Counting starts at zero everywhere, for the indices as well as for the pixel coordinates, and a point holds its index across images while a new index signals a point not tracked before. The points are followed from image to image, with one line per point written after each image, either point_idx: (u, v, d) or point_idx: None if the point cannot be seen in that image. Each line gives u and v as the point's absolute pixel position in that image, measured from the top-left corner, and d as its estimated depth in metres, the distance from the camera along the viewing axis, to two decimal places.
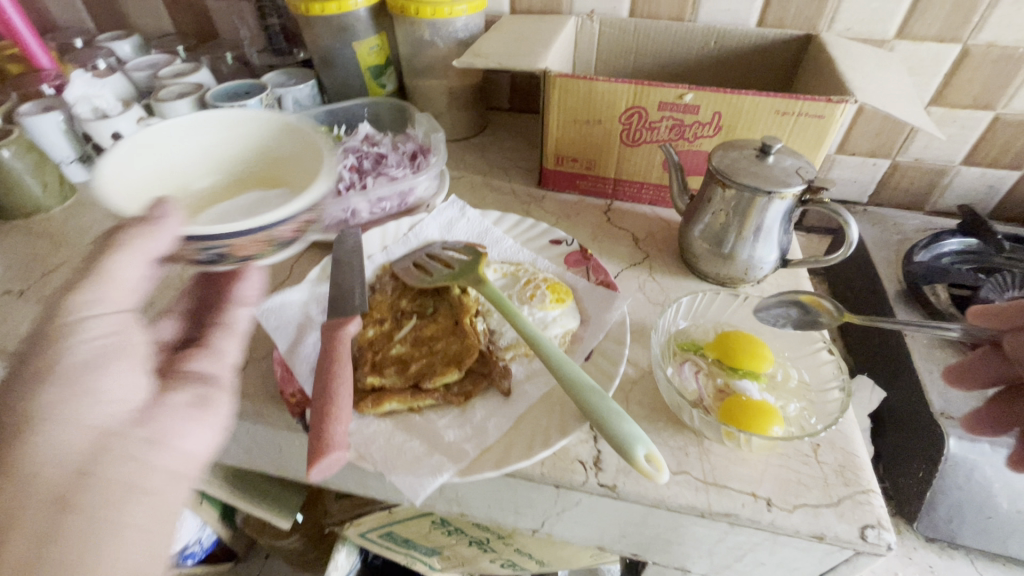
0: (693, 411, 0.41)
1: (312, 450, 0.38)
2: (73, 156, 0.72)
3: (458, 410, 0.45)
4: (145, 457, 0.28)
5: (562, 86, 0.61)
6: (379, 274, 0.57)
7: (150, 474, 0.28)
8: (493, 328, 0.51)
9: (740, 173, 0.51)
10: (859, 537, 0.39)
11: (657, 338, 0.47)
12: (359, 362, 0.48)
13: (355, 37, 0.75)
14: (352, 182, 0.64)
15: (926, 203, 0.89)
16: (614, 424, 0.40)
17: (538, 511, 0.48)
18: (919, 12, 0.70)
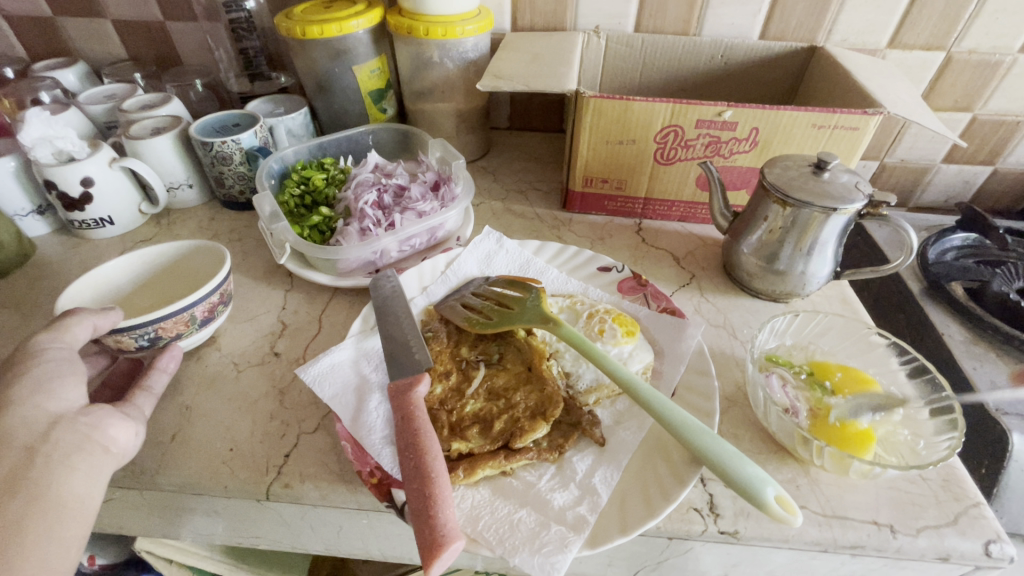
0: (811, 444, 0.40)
1: (425, 545, 0.33)
2: (28, 208, 0.63)
3: (555, 468, 0.41)
4: (89, 430, 0.36)
5: (596, 107, 0.59)
6: (426, 320, 0.52)
7: (90, 443, 0.36)
8: (569, 370, 0.48)
9: (799, 189, 0.50)
10: (984, 554, 0.38)
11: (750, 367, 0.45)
12: (435, 426, 0.43)
13: (355, 59, 0.70)
14: (376, 219, 0.59)
15: (909, 199, 0.94)
16: (735, 468, 0.37)
17: (636, 563, 0.45)
18: (909, 23, 0.73)
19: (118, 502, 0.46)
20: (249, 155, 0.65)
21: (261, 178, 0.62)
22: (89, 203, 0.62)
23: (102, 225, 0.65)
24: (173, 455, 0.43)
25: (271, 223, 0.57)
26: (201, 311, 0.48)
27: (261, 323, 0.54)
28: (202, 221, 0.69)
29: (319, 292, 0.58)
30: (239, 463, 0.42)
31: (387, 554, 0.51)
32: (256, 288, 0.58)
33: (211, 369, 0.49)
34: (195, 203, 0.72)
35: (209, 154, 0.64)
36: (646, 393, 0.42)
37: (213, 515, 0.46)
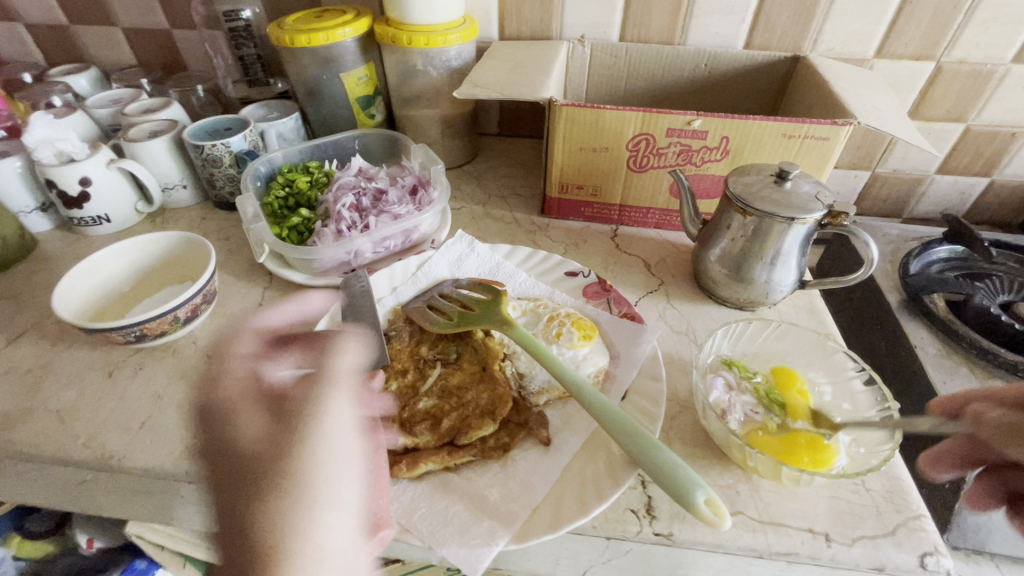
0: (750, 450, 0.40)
1: (355, 531, 0.35)
2: (32, 205, 0.67)
3: (498, 465, 0.42)
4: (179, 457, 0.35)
5: (568, 115, 0.60)
6: (392, 319, 0.54)
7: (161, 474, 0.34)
8: (523, 371, 0.49)
9: (759, 197, 0.51)
10: (919, 566, 0.39)
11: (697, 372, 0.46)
12: (386, 420, 0.44)
13: (343, 66, 0.72)
14: (353, 221, 0.61)
15: (903, 210, 0.93)
16: (664, 468, 0.38)
17: (581, 563, 0.46)
18: (897, 33, 0.73)
19: (93, 484, 0.49)
20: (238, 158, 0.68)
21: (246, 180, 0.65)
22: (87, 202, 0.65)
23: (99, 222, 0.68)
24: (140, 440, 0.45)
25: (251, 222, 0.59)
26: (184, 312, 0.51)
27: (236, 319, 0.56)
28: (195, 220, 0.73)
29: (295, 290, 0.61)
30: (200, 450, 0.45)
31: None
32: (237, 284, 0.61)
33: (186, 362, 0.52)
34: (190, 203, 0.76)
35: (200, 157, 0.67)
36: (590, 395, 0.43)
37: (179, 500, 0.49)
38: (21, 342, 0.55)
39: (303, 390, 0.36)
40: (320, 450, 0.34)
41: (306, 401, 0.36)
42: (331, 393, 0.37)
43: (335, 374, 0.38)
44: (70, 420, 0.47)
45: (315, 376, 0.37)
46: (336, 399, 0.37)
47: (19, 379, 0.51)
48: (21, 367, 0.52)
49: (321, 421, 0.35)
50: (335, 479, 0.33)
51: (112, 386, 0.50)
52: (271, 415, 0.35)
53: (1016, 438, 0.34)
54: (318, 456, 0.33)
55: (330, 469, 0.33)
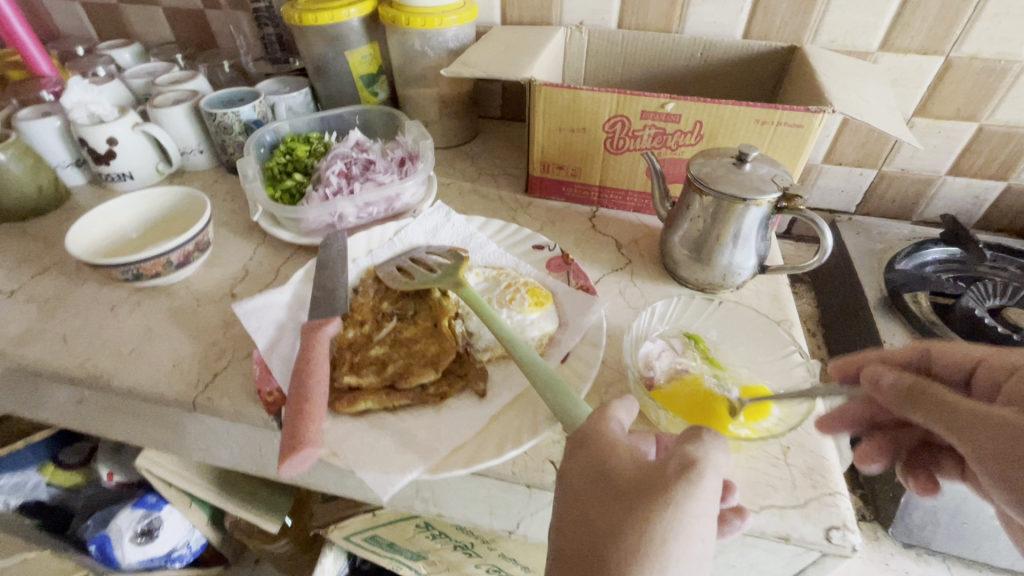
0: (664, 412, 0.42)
1: (286, 446, 0.39)
2: (68, 160, 0.74)
3: (433, 410, 0.45)
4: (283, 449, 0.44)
5: (547, 95, 0.62)
6: (362, 277, 0.58)
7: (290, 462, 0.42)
8: (472, 330, 0.52)
9: (717, 175, 0.52)
10: (824, 538, 0.39)
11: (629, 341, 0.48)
12: (339, 362, 0.48)
13: (349, 45, 0.77)
14: (340, 186, 0.65)
15: (913, 213, 0.90)
16: (573, 416, 0.40)
17: (512, 512, 0.49)
18: (901, 26, 0.71)
19: (92, 402, 0.55)
20: (247, 126, 0.74)
21: (251, 145, 0.71)
22: (113, 159, 0.72)
23: (123, 179, 0.75)
24: (129, 365, 0.51)
25: (248, 183, 0.65)
26: (176, 256, 0.57)
27: (228, 269, 0.62)
28: (208, 182, 0.79)
29: (285, 249, 0.66)
30: (177, 376, 0.50)
31: (308, 480, 0.57)
32: (234, 240, 0.67)
33: (178, 302, 0.58)
34: (207, 167, 0.83)
35: (213, 124, 0.73)
36: (525, 353, 0.46)
37: (162, 424, 0.55)
38: (44, 277, 0.62)
39: (676, 473, 0.32)
40: (672, 551, 0.30)
41: (677, 489, 0.31)
42: (702, 486, 0.31)
43: (712, 469, 0.32)
44: (74, 343, 0.54)
45: (693, 465, 0.32)
46: (706, 492, 0.31)
47: (38, 307, 0.58)
48: (41, 298, 0.59)
49: (692, 505, 0.31)
50: (685, 565, 0.30)
51: (113, 319, 0.56)
52: (587, 458, 0.36)
53: (906, 401, 0.34)
54: (666, 556, 0.30)
55: (671, 566, 0.30)
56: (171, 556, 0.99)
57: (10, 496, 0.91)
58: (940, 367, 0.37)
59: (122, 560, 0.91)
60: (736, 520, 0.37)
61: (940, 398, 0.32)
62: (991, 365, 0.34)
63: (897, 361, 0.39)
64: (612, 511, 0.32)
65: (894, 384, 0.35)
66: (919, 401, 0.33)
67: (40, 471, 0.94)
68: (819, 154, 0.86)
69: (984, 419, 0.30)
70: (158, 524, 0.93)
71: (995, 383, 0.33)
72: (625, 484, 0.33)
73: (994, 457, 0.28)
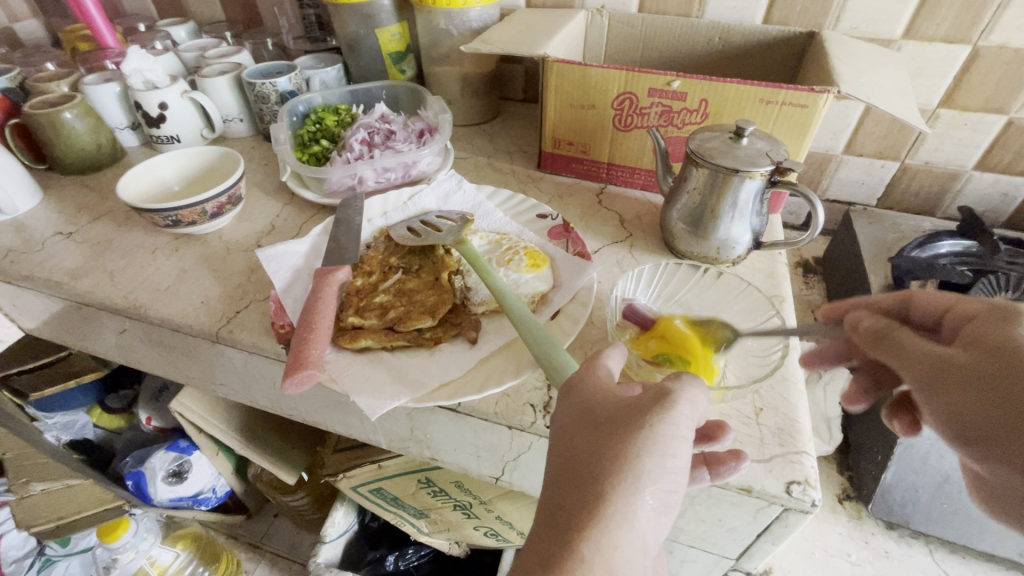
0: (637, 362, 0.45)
1: (291, 366, 0.44)
2: (125, 123, 0.82)
3: (427, 352, 0.49)
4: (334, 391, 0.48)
5: (559, 71, 0.65)
6: (375, 235, 0.63)
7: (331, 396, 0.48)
8: (470, 286, 0.55)
9: (713, 147, 0.53)
10: (784, 491, 0.41)
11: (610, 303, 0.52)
12: (346, 305, 0.53)
13: (379, 24, 0.82)
14: (361, 153, 0.70)
15: (937, 207, 0.87)
16: (547, 353, 0.43)
17: (498, 457, 0.53)
18: (926, 13, 0.69)
19: (133, 334, 0.62)
20: (283, 97, 0.80)
21: (284, 114, 0.76)
22: (163, 123, 0.78)
23: (172, 142, 0.81)
24: (164, 299, 0.57)
25: (279, 146, 0.71)
26: (211, 207, 0.62)
27: (257, 224, 0.68)
28: (245, 148, 0.86)
29: (309, 209, 0.71)
30: (205, 311, 0.56)
31: (317, 419, 0.62)
32: (265, 199, 0.72)
33: (210, 250, 0.64)
34: (246, 136, 0.89)
35: (253, 93, 0.79)
36: (515, 307, 0.47)
37: (192, 357, 0.61)
38: (98, 223, 0.69)
39: (653, 402, 0.33)
40: (647, 467, 0.31)
41: (652, 414, 0.32)
42: (677, 413, 0.33)
43: (686, 400, 0.33)
44: (119, 279, 0.60)
45: (668, 395, 0.33)
46: (681, 419, 0.33)
47: (92, 248, 0.65)
48: (95, 241, 0.66)
49: (667, 428, 0.32)
50: (659, 483, 0.31)
51: (154, 261, 0.62)
52: (571, 396, 0.37)
53: (875, 342, 0.38)
54: (641, 472, 0.31)
55: (644, 482, 0.31)
56: (197, 499, 0.99)
57: (62, 431, 1.01)
58: (917, 313, 0.41)
59: (154, 497, 0.94)
60: (732, 462, 0.39)
61: (902, 341, 0.37)
62: (958, 312, 0.38)
63: (879, 308, 0.43)
64: (592, 437, 0.33)
65: (869, 328, 0.39)
66: (884, 343, 0.38)
67: (89, 413, 1.03)
68: (839, 144, 0.84)
69: (926, 357, 0.35)
70: (189, 467, 0.95)
71: (957, 327, 0.37)
72: (606, 412, 0.34)
73: (938, 390, 0.34)
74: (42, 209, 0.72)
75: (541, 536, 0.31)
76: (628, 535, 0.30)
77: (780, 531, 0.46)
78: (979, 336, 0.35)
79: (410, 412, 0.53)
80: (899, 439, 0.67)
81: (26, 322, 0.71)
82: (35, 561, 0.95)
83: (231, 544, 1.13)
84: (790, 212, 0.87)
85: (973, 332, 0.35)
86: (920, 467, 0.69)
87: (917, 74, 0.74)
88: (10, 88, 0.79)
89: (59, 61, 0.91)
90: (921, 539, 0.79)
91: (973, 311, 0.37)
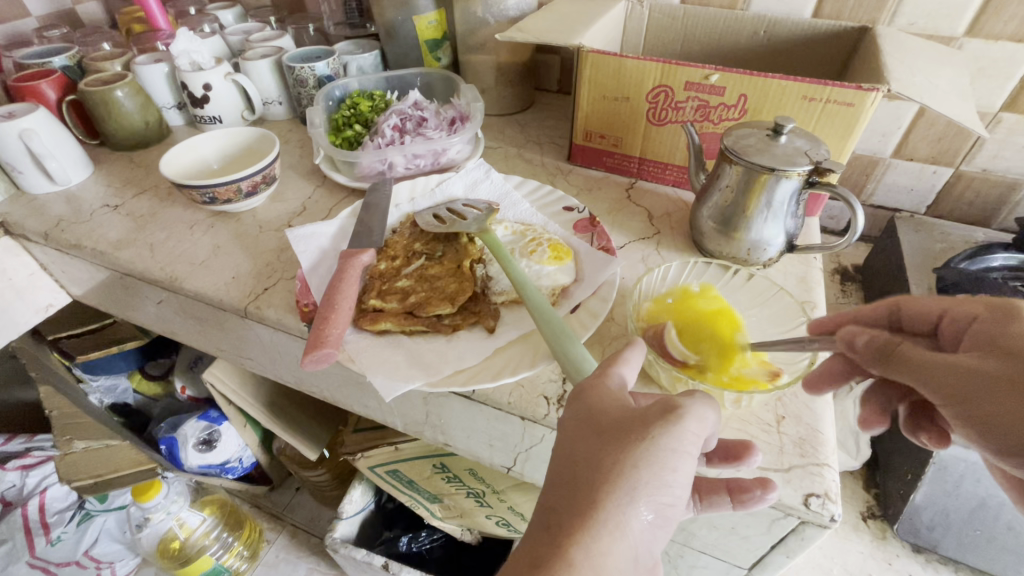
0: (654, 357, 0.45)
1: (312, 343, 0.45)
2: (171, 103, 0.85)
3: (445, 339, 0.50)
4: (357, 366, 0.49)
5: (594, 62, 0.64)
6: (402, 221, 0.63)
7: None
8: (491, 274, 0.55)
9: (751, 142, 0.51)
10: (801, 504, 0.40)
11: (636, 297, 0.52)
12: (369, 287, 0.54)
13: (417, 10, 0.82)
14: (393, 139, 0.71)
15: (992, 219, 0.80)
16: (563, 347, 0.42)
17: (509, 447, 0.53)
18: (993, 9, 0.64)
19: (169, 305, 0.65)
20: (320, 81, 0.82)
21: (321, 98, 0.78)
22: (206, 104, 0.81)
23: (214, 123, 0.84)
24: (198, 273, 0.60)
25: (314, 130, 0.72)
26: (247, 185, 0.64)
27: (289, 205, 0.70)
28: (283, 130, 0.87)
29: (339, 192, 0.72)
30: (235, 287, 0.58)
31: (335, 397, 0.64)
32: (299, 180, 0.74)
33: (243, 228, 0.66)
34: (284, 119, 0.91)
35: (292, 77, 0.81)
36: (535, 298, 0.46)
37: (222, 329, 0.63)
38: (142, 197, 0.72)
39: (658, 415, 0.33)
40: (644, 479, 0.31)
41: (655, 427, 0.32)
42: (681, 429, 0.32)
43: (694, 417, 0.33)
44: (157, 251, 0.63)
45: (674, 409, 0.33)
46: (685, 435, 0.32)
47: (135, 221, 0.68)
48: (138, 214, 0.69)
49: (669, 443, 0.32)
50: (654, 496, 0.31)
51: (191, 236, 0.65)
52: (578, 401, 0.36)
53: (882, 360, 0.36)
54: (635, 482, 0.31)
55: (639, 493, 0.31)
56: (225, 468, 1.02)
57: (105, 394, 1.05)
58: (909, 319, 0.41)
59: (184, 463, 0.96)
60: (758, 491, 0.38)
61: (908, 357, 0.36)
62: (954, 317, 0.38)
63: (870, 320, 0.42)
64: (592, 444, 0.33)
65: (870, 343, 0.37)
66: (888, 359, 0.36)
67: (130, 378, 1.08)
68: (888, 147, 0.78)
69: (952, 377, 0.34)
70: (218, 436, 0.98)
71: (958, 332, 0.37)
72: (609, 419, 0.34)
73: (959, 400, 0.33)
74: (91, 182, 0.76)
75: (533, 535, 0.32)
76: (619, 542, 0.30)
77: (796, 544, 0.44)
78: (986, 340, 0.35)
79: (425, 398, 0.54)
80: (933, 460, 0.64)
81: (75, 288, 0.75)
82: (76, 513, 0.96)
83: (255, 514, 1.17)
84: (829, 216, 0.84)
85: (979, 335, 0.36)
86: (954, 492, 0.66)
87: (978, 74, 0.69)
88: (69, 66, 0.83)
89: (114, 41, 0.94)
90: (949, 566, 0.76)
91: (969, 314, 0.37)
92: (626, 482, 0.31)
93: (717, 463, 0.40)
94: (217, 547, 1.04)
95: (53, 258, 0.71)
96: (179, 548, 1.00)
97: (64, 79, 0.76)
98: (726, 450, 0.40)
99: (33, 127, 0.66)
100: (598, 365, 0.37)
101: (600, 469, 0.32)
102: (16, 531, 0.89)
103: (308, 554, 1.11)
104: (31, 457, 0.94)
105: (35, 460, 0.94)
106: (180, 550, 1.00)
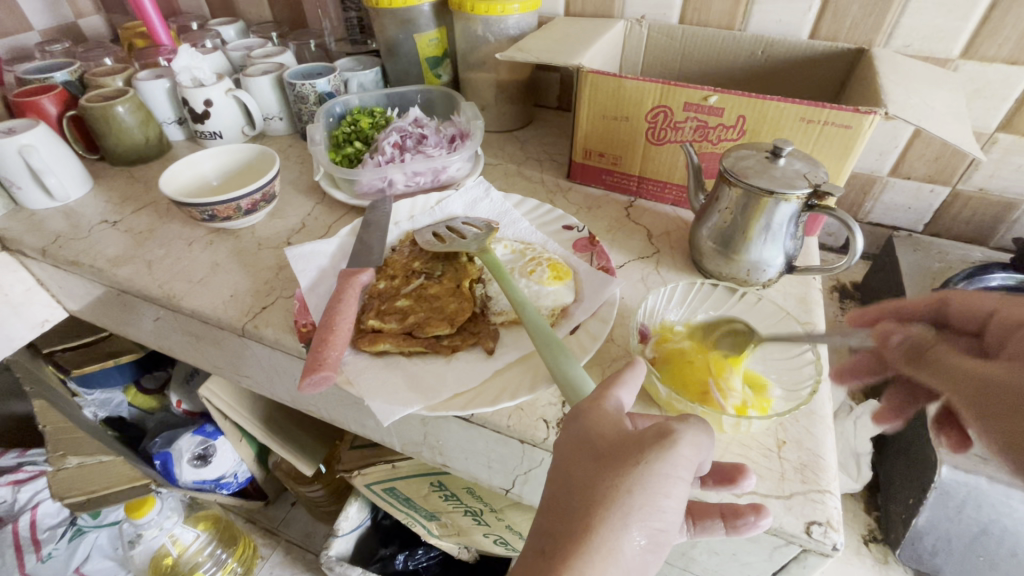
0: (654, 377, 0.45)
1: (309, 365, 0.45)
2: (172, 118, 0.86)
3: (443, 360, 0.49)
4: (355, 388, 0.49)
5: (593, 82, 0.64)
6: (401, 239, 0.63)
7: None
8: (491, 294, 0.55)
9: (750, 164, 0.52)
10: (803, 532, 0.40)
11: (641, 312, 0.52)
12: (368, 307, 0.54)
13: (418, 28, 0.83)
14: (393, 156, 0.71)
15: (989, 238, 0.80)
16: (562, 370, 0.42)
17: (508, 469, 0.53)
18: (989, 31, 0.65)
19: (166, 323, 0.64)
20: (321, 98, 0.82)
21: (321, 115, 0.78)
22: (207, 119, 0.81)
23: (214, 138, 0.84)
24: (195, 291, 0.60)
25: (314, 147, 0.73)
26: (245, 204, 0.64)
27: (289, 222, 0.70)
28: (284, 146, 0.88)
29: (339, 209, 0.72)
30: (233, 306, 0.58)
31: (332, 416, 0.63)
32: (298, 197, 0.74)
33: (242, 245, 0.66)
34: (285, 134, 0.92)
35: (293, 93, 0.81)
36: (534, 320, 0.46)
37: (219, 347, 0.62)
38: (141, 213, 0.72)
39: (653, 439, 0.32)
40: (637, 504, 0.30)
41: (650, 452, 0.31)
42: (676, 454, 0.31)
43: (689, 442, 0.32)
44: (156, 268, 0.63)
45: (670, 434, 0.32)
46: (679, 461, 0.31)
47: (134, 237, 0.68)
48: (137, 230, 0.69)
49: (663, 468, 0.31)
50: (648, 521, 0.31)
51: (189, 253, 0.65)
52: (574, 423, 0.36)
53: (911, 358, 0.41)
54: (629, 507, 0.30)
55: (633, 518, 0.30)
56: (219, 483, 1.01)
57: (99, 408, 1.04)
58: (957, 319, 0.42)
59: (179, 479, 0.96)
60: (752, 516, 0.38)
61: (938, 360, 0.39)
62: (1003, 318, 0.38)
63: (912, 315, 0.44)
64: (587, 468, 0.33)
65: (902, 343, 0.41)
66: (922, 361, 0.40)
67: (125, 391, 1.07)
68: (886, 166, 0.79)
69: (972, 380, 0.34)
70: (214, 451, 0.97)
71: (1005, 336, 0.37)
72: (604, 442, 0.33)
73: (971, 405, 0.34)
74: (90, 198, 0.75)
75: (528, 559, 0.32)
76: (613, 568, 0.30)
77: (797, 571, 0.44)
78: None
79: (424, 418, 0.53)
80: (935, 484, 0.63)
81: (71, 304, 0.75)
82: (68, 529, 0.95)
83: (250, 530, 1.15)
84: (828, 234, 0.84)
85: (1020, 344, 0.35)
86: (956, 516, 0.65)
87: (974, 95, 0.69)
88: (70, 81, 0.84)
89: (115, 56, 0.95)
90: None
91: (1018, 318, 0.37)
92: (620, 508, 0.30)
93: (712, 486, 0.40)
94: (210, 564, 1.03)
95: (50, 274, 0.71)
96: (171, 564, 0.97)
97: (64, 95, 0.76)
98: (720, 472, 0.40)
99: (34, 143, 0.66)
100: (596, 388, 0.36)
101: (594, 494, 0.31)
102: (7, 547, 0.89)
103: (303, 571, 1.10)
104: (23, 472, 0.92)
105: (26, 476, 0.92)
106: (173, 567, 0.97)
